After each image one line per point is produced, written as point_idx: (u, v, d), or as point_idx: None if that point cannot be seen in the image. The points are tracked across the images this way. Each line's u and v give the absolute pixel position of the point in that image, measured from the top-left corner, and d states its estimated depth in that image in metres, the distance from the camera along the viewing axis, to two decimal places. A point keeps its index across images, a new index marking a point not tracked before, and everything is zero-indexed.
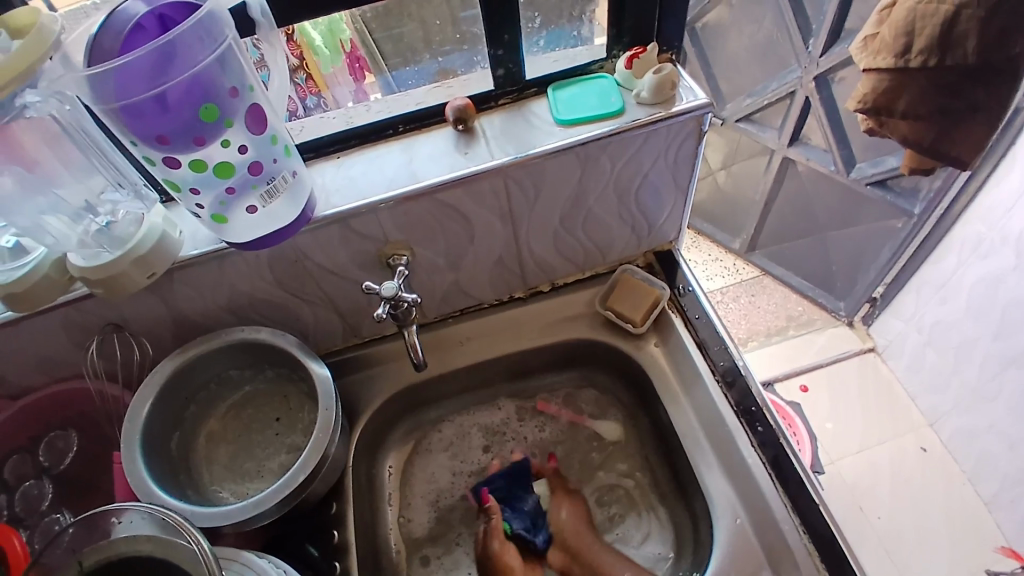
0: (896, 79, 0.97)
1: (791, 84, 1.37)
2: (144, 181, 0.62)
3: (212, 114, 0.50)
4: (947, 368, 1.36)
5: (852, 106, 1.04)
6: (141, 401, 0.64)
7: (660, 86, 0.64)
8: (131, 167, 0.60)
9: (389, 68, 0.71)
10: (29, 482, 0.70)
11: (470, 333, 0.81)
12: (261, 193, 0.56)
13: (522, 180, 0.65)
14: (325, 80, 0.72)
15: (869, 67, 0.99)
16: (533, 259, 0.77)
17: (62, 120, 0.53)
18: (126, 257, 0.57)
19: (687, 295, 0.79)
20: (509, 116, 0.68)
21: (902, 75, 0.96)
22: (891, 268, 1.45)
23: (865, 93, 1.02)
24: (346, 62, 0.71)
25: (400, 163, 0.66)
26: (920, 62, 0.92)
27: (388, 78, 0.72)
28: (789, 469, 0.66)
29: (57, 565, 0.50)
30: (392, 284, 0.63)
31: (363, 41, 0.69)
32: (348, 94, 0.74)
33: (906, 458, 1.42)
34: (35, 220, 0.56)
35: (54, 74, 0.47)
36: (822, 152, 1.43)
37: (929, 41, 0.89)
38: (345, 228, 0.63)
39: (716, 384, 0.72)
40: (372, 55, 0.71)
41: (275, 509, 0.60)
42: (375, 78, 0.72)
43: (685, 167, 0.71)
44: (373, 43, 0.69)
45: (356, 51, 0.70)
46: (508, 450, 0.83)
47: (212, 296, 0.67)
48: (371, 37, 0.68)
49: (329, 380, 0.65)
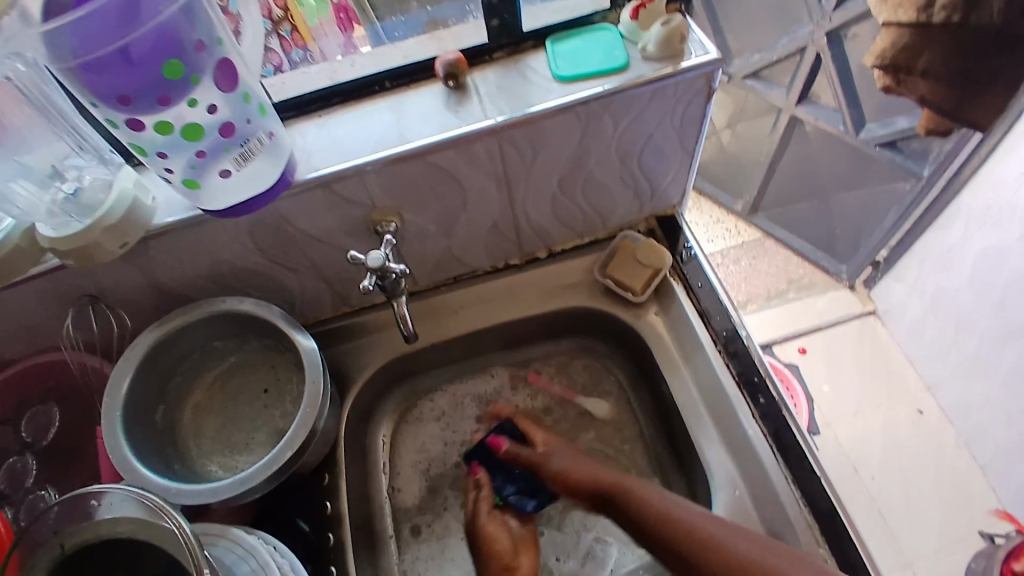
0: (917, 38, 0.89)
1: (801, 39, 1.30)
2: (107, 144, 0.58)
3: (178, 70, 0.45)
4: (946, 336, 1.35)
5: (869, 62, 0.96)
6: (121, 373, 0.61)
7: (668, 39, 0.59)
8: (94, 129, 0.56)
9: (379, 19, 0.69)
10: (11, 458, 0.68)
11: (464, 301, 0.78)
12: (235, 156, 0.52)
13: (518, 142, 0.61)
14: (310, 31, 0.67)
15: (891, 21, 0.91)
16: (529, 224, 0.73)
17: (22, 86, 0.49)
18: (97, 225, 0.53)
19: (690, 263, 0.76)
20: (505, 71, 0.63)
21: (926, 32, 0.88)
22: (896, 232, 1.41)
23: (883, 49, 0.94)
24: (333, 13, 0.67)
25: (387, 121, 0.61)
26: (944, 17, 0.85)
27: (378, 29, 0.68)
28: (791, 441, 0.64)
29: (39, 544, 0.48)
30: (379, 252, 0.59)
31: None
32: (335, 48, 0.67)
33: (902, 423, 1.42)
34: (2, 187, 0.53)
35: (9, 30, 0.42)
36: (830, 112, 1.37)
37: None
38: (328, 192, 0.59)
39: (718, 355, 0.70)
40: (360, 6, 0.69)
41: (264, 484, 0.58)
42: (364, 30, 0.68)
43: (691, 127, 0.67)
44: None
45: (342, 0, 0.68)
46: (500, 420, 0.81)
47: (192, 265, 0.63)
48: None
49: (315, 352, 0.63)
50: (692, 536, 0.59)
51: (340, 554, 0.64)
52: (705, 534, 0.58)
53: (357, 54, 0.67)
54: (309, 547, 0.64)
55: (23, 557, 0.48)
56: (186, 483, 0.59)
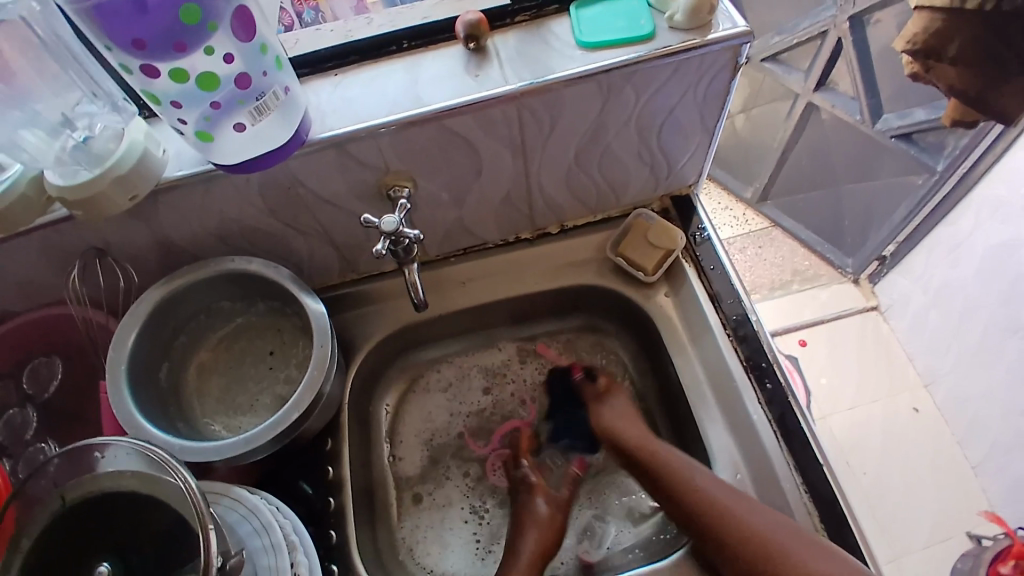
0: (948, 22, 0.87)
1: (824, 23, 1.26)
2: (121, 93, 0.57)
3: (195, 16, 0.44)
4: (949, 332, 1.35)
5: (899, 46, 0.95)
6: (126, 330, 0.61)
7: (697, 9, 0.58)
8: (108, 78, 0.56)
9: None
10: (11, 410, 0.68)
11: (472, 273, 0.78)
12: (251, 110, 0.50)
13: (537, 110, 0.60)
14: None
15: (922, 5, 0.89)
16: (543, 197, 0.72)
17: (38, 28, 0.50)
18: (105, 176, 0.52)
19: (703, 244, 0.75)
20: (527, 36, 0.62)
21: (952, 17, 0.87)
22: (905, 226, 1.40)
23: (914, 33, 0.92)
24: None
25: (404, 83, 0.60)
26: (978, 3, 0.83)
27: None
28: (795, 427, 0.65)
29: (40, 498, 0.48)
30: (393, 217, 0.58)
31: None
32: (346, 8, 0.67)
33: (899, 417, 1.42)
34: (12, 135, 0.52)
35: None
36: (848, 100, 1.35)
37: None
38: (342, 153, 0.58)
39: (726, 339, 0.70)
40: None
41: (267, 446, 0.58)
42: None
43: (713, 104, 0.66)
44: None
45: None
46: (507, 393, 0.82)
47: (200, 222, 0.62)
48: None
49: (324, 316, 0.62)
50: (719, 517, 0.60)
51: (340, 519, 0.64)
52: (735, 523, 0.60)
53: (371, 15, 0.65)
54: (310, 509, 0.64)
55: (21, 512, 0.48)
56: (190, 441, 0.59)
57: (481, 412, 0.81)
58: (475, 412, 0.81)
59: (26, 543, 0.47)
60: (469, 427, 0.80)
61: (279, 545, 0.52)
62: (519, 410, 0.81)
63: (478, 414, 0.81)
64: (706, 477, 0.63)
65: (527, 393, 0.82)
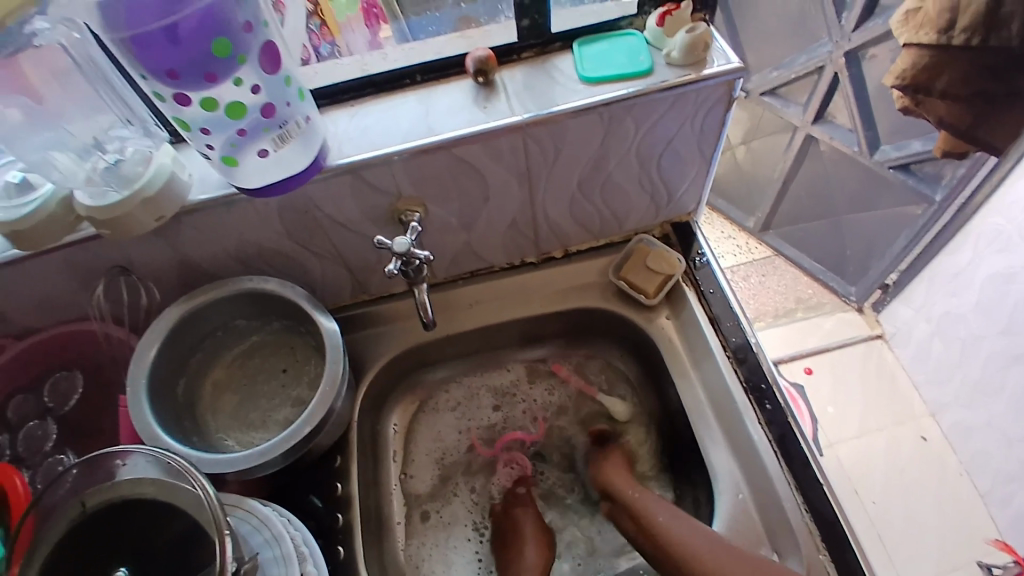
0: (937, 57, 0.88)
1: (821, 59, 1.32)
2: (151, 118, 0.62)
3: (226, 49, 0.48)
4: (952, 361, 1.35)
5: (889, 83, 0.95)
6: (147, 345, 0.63)
7: (693, 47, 0.61)
8: (140, 104, 0.60)
9: (404, 15, 0.70)
10: (32, 422, 0.70)
11: (479, 296, 0.80)
12: (274, 137, 0.54)
13: (542, 139, 0.63)
14: (338, 27, 0.69)
15: (910, 43, 0.90)
16: (548, 222, 0.75)
17: (74, 53, 0.53)
18: (136, 197, 0.56)
19: (702, 268, 0.77)
20: (532, 70, 0.66)
21: (944, 52, 0.87)
22: (906, 255, 1.42)
23: (904, 69, 0.93)
24: (362, 10, 0.69)
25: (417, 114, 0.63)
26: (965, 39, 0.84)
27: (403, 27, 0.70)
28: (796, 448, 0.66)
29: (58, 506, 0.51)
30: (405, 239, 0.61)
31: None
32: (361, 44, 0.69)
33: (906, 447, 1.42)
34: (42, 155, 0.56)
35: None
36: (846, 132, 1.39)
37: (975, 18, 0.82)
38: (357, 179, 0.62)
39: (727, 361, 0.71)
40: (387, 3, 0.70)
41: (278, 460, 0.60)
42: (390, 28, 0.70)
43: (710, 135, 0.69)
44: None
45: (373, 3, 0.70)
46: (518, 411, 0.85)
47: (221, 243, 0.65)
48: None
49: (337, 333, 0.64)
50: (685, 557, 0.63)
51: (347, 534, 0.66)
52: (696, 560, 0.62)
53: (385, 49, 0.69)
54: (320, 523, 0.66)
55: (38, 521, 0.50)
56: (205, 452, 0.61)
57: (490, 427, 0.84)
58: (483, 428, 0.84)
59: (42, 549, 0.49)
60: (480, 443, 0.84)
61: (289, 555, 0.54)
62: (527, 426, 0.85)
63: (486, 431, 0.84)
64: (667, 515, 0.67)
65: (538, 412, 0.86)
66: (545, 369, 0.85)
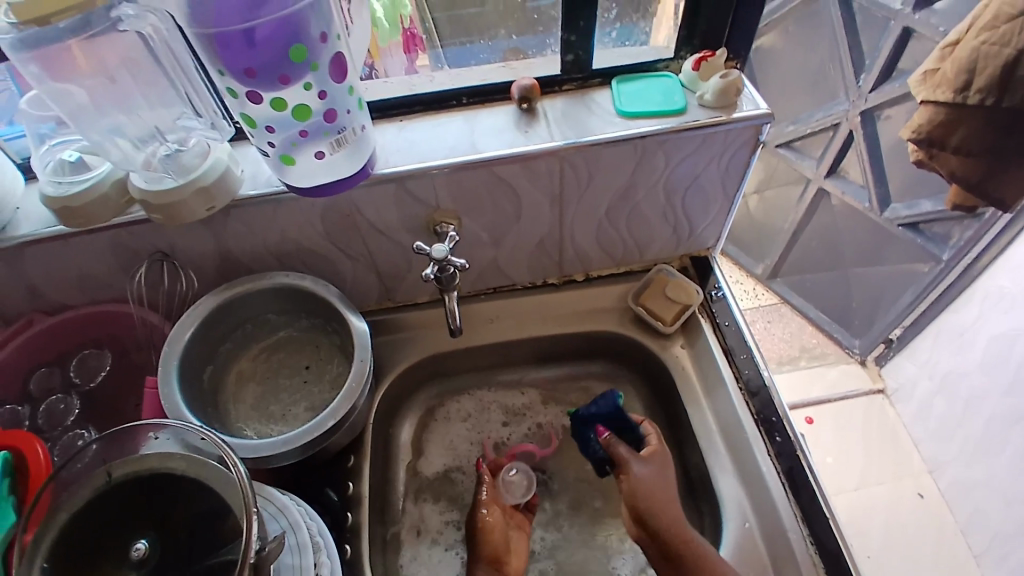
0: (955, 113, 0.92)
1: (837, 115, 1.38)
2: (220, 114, 0.64)
3: (302, 55, 0.51)
4: (954, 419, 1.36)
5: (905, 135, 0.99)
6: (183, 328, 0.66)
7: (725, 91, 0.65)
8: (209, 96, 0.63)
9: (442, 44, 0.73)
10: (55, 396, 0.72)
11: (500, 312, 0.82)
12: (332, 141, 0.57)
13: (578, 165, 0.67)
14: (378, 52, 0.71)
15: (927, 99, 0.94)
16: (573, 246, 0.78)
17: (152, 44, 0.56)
18: (189, 186, 0.59)
19: (718, 301, 0.80)
20: (572, 101, 0.70)
21: (960, 109, 0.90)
22: (911, 311, 1.44)
23: (920, 124, 0.96)
24: (402, 38, 0.72)
25: (461, 132, 0.67)
26: (979, 98, 0.87)
27: (440, 53, 0.73)
28: (803, 480, 0.67)
29: (77, 479, 0.52)
30: (442, 246, 0.64)
31: (421, 18, 0.71)
32: (398, 68, 0.73)
33: (902, 503, 1.41)
34: (104, 137, 0.59)
35: None
36: (858, 188, 1.43)
37: (990, 79, 0.85)
38: (400, 188, 0.65)
39: (738, 392, 0.73)
40: (428, 33, 0.72)
41: (296, 452, 0.61)
42: (426, 56, 0.73)
43: (735, 175, 0.73)
44: (430, 20, 0.72)
45: (413, 28, 0.72)
46: (526, 429, 0.83)
47: (262, 238, 0.68)
48: (429, 15, 0.71)
49: (366, 333, 0.67)
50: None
51: (355, 534, 0.66)
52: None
53: (418, 76, 0.73)
54: (334, 516, 0.66)
55: (55, 492, 0.51)
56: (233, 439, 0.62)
57: (502, 442, 0.83)
58: (494, 440, 0.83)
59: (63, 516, 0.50)
60: (491, 452, 0.82)
61: (304, 545, 0.54)
62: (539, 440, 0.83)
63: (497, 443, 0.82)
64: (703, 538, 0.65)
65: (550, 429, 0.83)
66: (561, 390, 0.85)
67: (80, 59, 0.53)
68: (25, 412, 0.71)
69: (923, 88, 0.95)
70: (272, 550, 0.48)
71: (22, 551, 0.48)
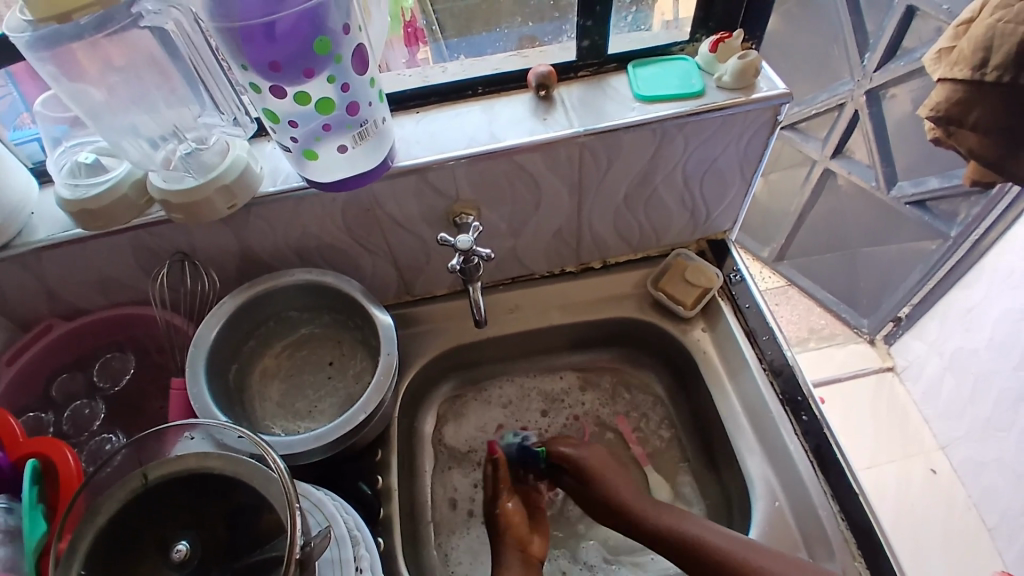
0: (971, 94, 0.92)
1: (841, 96, 1.38)
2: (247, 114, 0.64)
3: (325, 47, 0.51)
4: (963, 396, 1.37)
5: (924, 113, 0.98)
6: (209, 326, 0.66)
7: (743, 71, 0.65)
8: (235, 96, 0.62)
9: (444, 36, 0.73)
10: (79, 401, 0.72)
11: (520, 301, 0.82)
12: (354, 134, 0.57)
13: (597, 151, 0.66)
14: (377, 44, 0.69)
15: (944, 77, 0.94)
16: (591, 232, 0.78)
17: (165, 44, 0.56)
18: (211, 184, 0.58)
19: (738, 284, 0.80)
20: (588, 88, 0.70)
21: (977, 88, 0.90)
22: (918, 290, 1.45)
23: (938, 101, 0.96)
24: (403, 31, 0.71)
25: (480, 122, 0.67)
26: (996, 76, 0.87)
27: (441, 45, 0.73)
28: (831, 459, 0.68)
29: (110, 484, 0.51)
30: (466, 236, 0.64)
31: (422, 10, 0.71)
32: (399, 58, 0.72)
33: (912, 479, 1.43)
34: (121, 138, 0.59)
35: None
36: (864, 167, 1.44)
37: (1008, 56, 0.85)
38: (421, 180, 0.65)
39: (763, 373, 0.73)
40: (430, 25, 0.72)
41: (323, 449, 0.61)
42: (428, 47, 0.73)
43: (753, 157, 0.72)
44: (431, 12, 0.71)
45: (414, 21, 0.71)
46: (565, 417, 0.84)
47: (284, 234, 0.68)
48: (431, 8, 0.71)
49: (391, 327, 0.66)
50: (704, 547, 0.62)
51: (387, 527, 0.66)
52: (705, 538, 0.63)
53: (421, 69, 0.73)
54: (368, 508, 0.66)
55: (87, 502, 0.50)
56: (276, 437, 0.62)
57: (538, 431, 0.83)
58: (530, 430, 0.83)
59: (98, 520, 0.48)
60: None
61: (342, 537, 0.54)
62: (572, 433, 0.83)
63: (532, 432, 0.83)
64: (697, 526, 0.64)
65: (586, 418, 0.84)
66: (595, 374, 0.86)
67: (99, 57, 0.53)
68: (49, 418, 0.70)
69: (940, 66, 0.95)
70: (317, 545, 0.48)
71: (57, 560, 0.47)
